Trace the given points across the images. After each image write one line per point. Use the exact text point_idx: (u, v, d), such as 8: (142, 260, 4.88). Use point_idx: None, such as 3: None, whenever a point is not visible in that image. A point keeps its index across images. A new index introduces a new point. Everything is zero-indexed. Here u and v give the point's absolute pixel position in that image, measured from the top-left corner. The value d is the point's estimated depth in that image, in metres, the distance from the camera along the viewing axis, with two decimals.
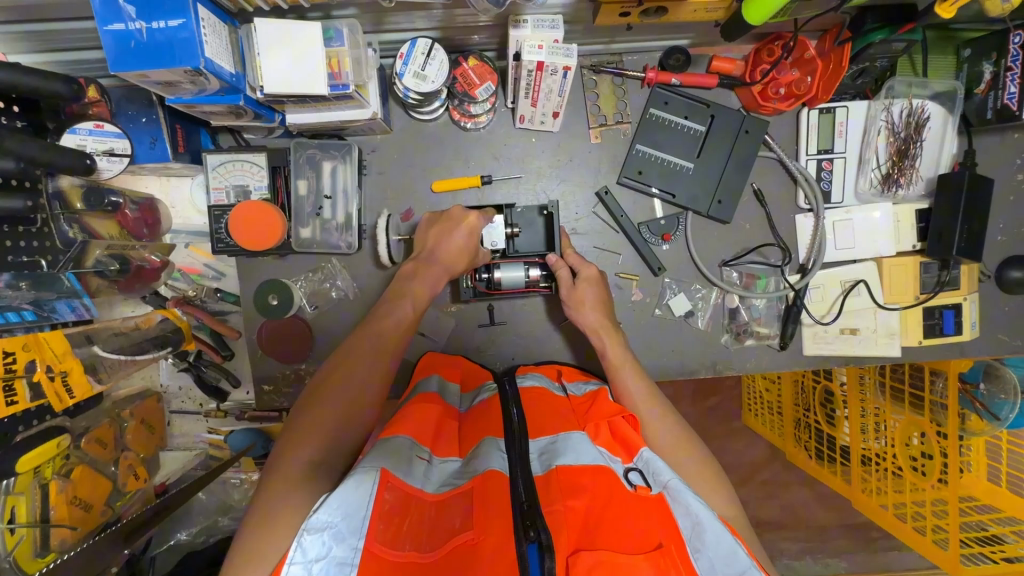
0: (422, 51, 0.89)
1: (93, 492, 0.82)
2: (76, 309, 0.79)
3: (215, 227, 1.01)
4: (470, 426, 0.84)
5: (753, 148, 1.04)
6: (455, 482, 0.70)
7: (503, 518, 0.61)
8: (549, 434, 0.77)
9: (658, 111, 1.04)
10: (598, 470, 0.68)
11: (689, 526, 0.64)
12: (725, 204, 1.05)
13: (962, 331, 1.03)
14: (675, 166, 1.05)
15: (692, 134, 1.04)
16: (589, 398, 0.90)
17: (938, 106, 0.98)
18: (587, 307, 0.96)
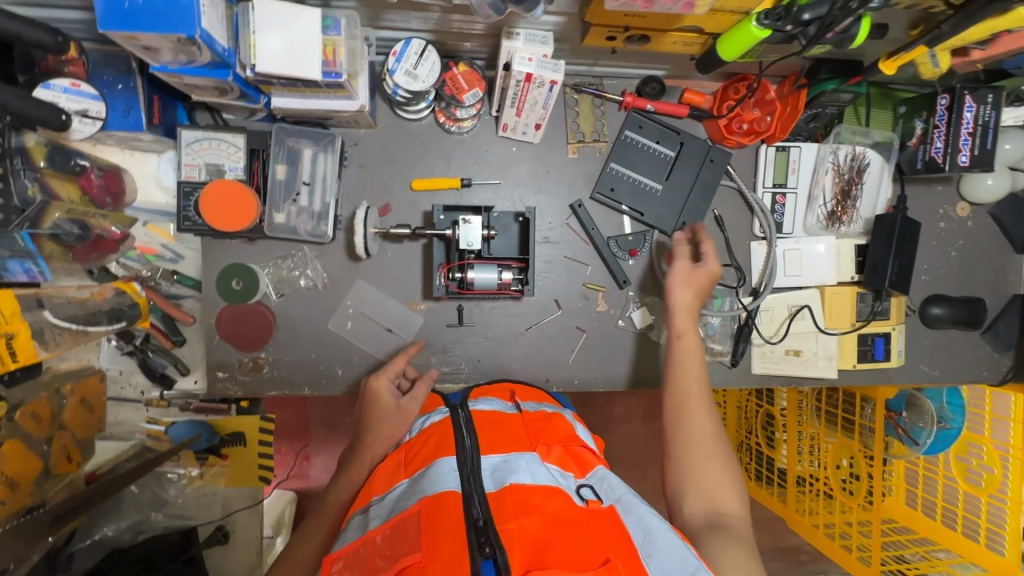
0: (415, 52, 0.92)
1: (20, 468, 0.77)
2: (28, 271, 0.75)
3: (182, 204, 0.98)
4: (420, 446, 0.82)
5: (717, 175, 1.12)
6: (401, 505, 0.70)
7: (455, 541, 0.64)
8: (500, 452, 0.78)
9: (631, 134, 1.11)
10: (549, 491, 0.70)
11: (641, 534, 0.69)
12: (689, 224, 1.12)
13: (890, 358, 1.13)
14: (644, 187, 1.11)
15: (663, 158, 1.11)
16: (542, 417, 0.92)
17: (877, 154, 1.10)
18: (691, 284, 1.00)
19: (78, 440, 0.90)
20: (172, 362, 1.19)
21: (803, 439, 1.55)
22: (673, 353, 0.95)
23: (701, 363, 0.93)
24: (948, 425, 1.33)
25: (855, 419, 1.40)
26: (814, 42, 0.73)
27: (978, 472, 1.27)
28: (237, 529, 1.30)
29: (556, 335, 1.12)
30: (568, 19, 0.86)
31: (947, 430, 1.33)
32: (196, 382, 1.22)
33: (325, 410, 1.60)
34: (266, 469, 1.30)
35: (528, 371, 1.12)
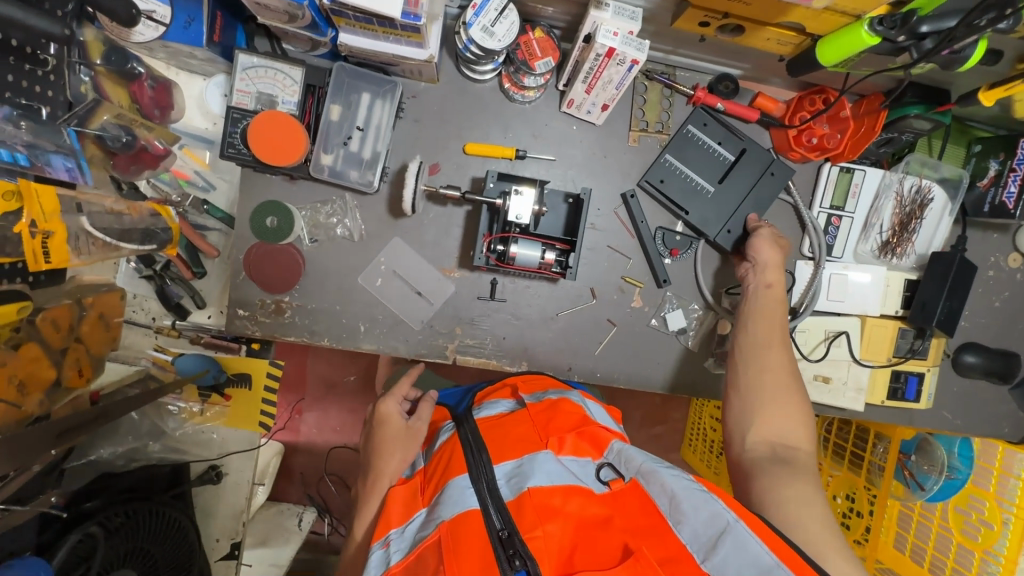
0: (496, 8, 0.87)
1: (32, 372, 0.74)
2: (71, 170, 0.74)
3: (229, 130, 0.94)
4: (433, 468, 0.79)
5: (776, 189, 1.07)
6: (421, 534, 0.68)
7: (483, 564, 0.63)
8: (512, 458, 0.75)
9: (695, 130, 1.06)
10: (569, 490, 0.68)
11: (666, 502, 0.67)
12: (733, 232, 1.07)
13: (920, 400, 1.11)
14: (698, 187, 1.07)
15: (721, 161, 1.07)
16: (547, 407, 0.85)
17: (942, 190, 1.07)
18: (771, 267, 0.98)
19: (91, 355, 0.86)
20: (189, 293, 1.16)
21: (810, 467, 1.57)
22: (754, 298, 0.97)
23: (780, 311, 0.95)
24: (952, 475, 1.30)
25: (865, 455, 1.40)
26: (927, 57, 0.68)
27: (976, 527, 1.26)
28: (231, 470, 1.28)
29: (587, 324, 1.10)
30: None
31: (951, 480, 1.29)
32: (209, 317, 1.21)
33: (325, 367, 1.57)
34: (268, 416, 1.27)
35: (551, 357, 1.10)
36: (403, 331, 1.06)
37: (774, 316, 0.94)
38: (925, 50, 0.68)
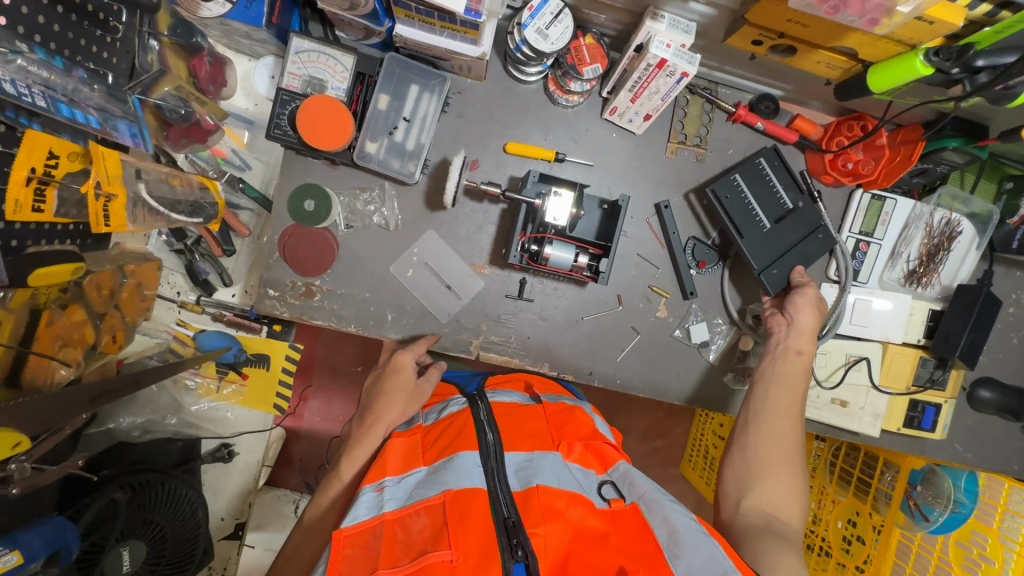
0: (551, 11, 0.89)
1: (75, 334, 0.74)
2: (134, 138, 0.75)
3: (277, 112, 0.95)
4: (439, 435, 0.83)
5: (820, 248, 1.06)
6: (422, 493, 0.71)
7: (483, 540, 0.65)
8: (523, 449, 0.79)
9: (767, 163, 1.06)
10: (574, 496, 0.70)
11: (667, 534, 0.68)
12: (778, 275, 1.05)
13: (936, 430, 1.12)
14: (755, 217, 1.05)
15: (779, 207, 1.05)
16: (562, 410, 0.92)
17: (971, 225, 1.08)
18: (801, 326, 0.98)
19: (126, 322, 0.86)
20: (217, 271, 1.17)
21: (811, 490, 1.56)
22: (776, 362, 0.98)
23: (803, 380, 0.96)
24: (957, 509, 1.33)
25: (872, 481, 1.38)
26: (979, 91, 0.70)
27: (976, 563, 1.28)
28: (243, 450, 1.27)
29: (613, 330, 1.10)
30: (719, 13, 0.83)
31: (956, 513, 1.32)
32: (233, 296, 1.22)
33: (331, 354, 1.58)
34: (283, 399, 1.27)
35: (573, 360, 1.10)
36: (430, 323, 1.06)
37: (798, 389, 0.94)
38: (978, 83, 0.70)
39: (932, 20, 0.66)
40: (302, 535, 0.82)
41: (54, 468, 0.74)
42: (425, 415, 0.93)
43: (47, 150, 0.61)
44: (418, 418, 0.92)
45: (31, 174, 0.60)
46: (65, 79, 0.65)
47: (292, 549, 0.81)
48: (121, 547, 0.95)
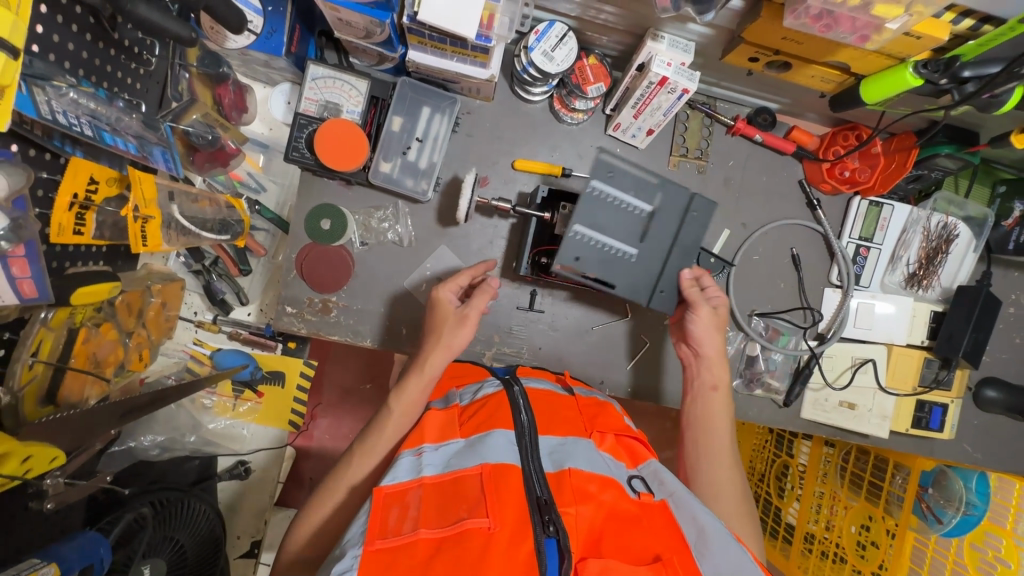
0: (557, 35, 0.93)
1: (108, 352, 0.77)
2: (168, 162, 0.77)
3: (295, 135, 0.99)
4: (474, 411, 0.87)
5: (701, 225, 0.96)
6: (460, 464, 0.76)
7: (517, 514, 0.69)
8: (556, 435, 0.84)
9: (602, 184, 0.94)
10: (605, 482, 0.75)
11: (694, 533, 0.72)
12: (667, 294, 0.98)
13: (944, 430, 1.13)
14: (618, 253, 0.95)
15: (636, 213, 0.95)
16: (594, 404, 0.97)
17: (967, 228, 1.11)
18: (705, 341, 0.98)
19: (151, 341, 0.89)
20: (233, 291, 1.20)
21: (820, 496, 1.54)
22: (697, 405, 1.00)
23: (727, 418, 0.98)
24: (970, 511, 1.32)
25: (883, 484, 1.40)
26: (968, 99, 0.74)
27: (991, 565, 1.28)
28: (258, 467, 1.28)
29: (623, 338, 1.13)
30: (717, 32, 0.87)
31: (968, 516, 1.31)
32: (249, 314, 1.25)
33: (343, 371, 1.60)
34: (297, 415, 1.29)
35: (585, 369, 1.12)
36: None
37: (722, 419, 0.97)
38: (966, 93, 0.74)
39: (919, 35, 0.70)
40: (352, 464, 0.87)
41: (84, 484, 0.75)
42: (459, 395, 0.95)
43: (89, 176, 0.65)
44: (454, 396, 0.94)
45: (73, 199, 0.63)
46: (110, 109, 0.68)
47: (343, 475, 0.86)
48: (144, 564, 0.94)
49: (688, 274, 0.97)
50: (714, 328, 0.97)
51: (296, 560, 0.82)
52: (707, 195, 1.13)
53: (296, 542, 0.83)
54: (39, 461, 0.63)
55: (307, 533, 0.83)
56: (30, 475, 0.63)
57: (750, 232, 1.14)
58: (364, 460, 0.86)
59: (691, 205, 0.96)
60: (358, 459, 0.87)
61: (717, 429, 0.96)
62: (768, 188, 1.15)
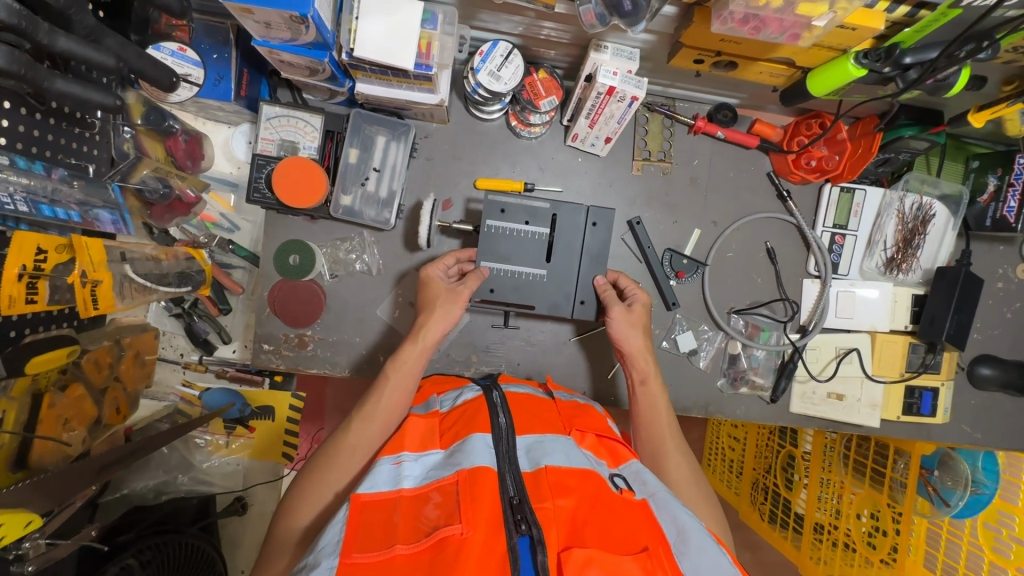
0: (501, 54, 0.92)
1: (78, 410, 0.78)
2: (115, 223, 0.80)
3: (254, 176, 0.99)
4: (454, 419, 0.84)
5: (603, 240, 0.99)
6: (437, 474, 0.73)
7: (494, 519, 0.66)
8: (534, 433, 0.81)
9: (494, 220, 0.98)
10: (585, 474, 0.72)
11: (674, 532, 0.69)
12: (587, 304, 1.00)
13: (937, 414, 1.12)
14: (529, 277, 1.00)
15: (536, 238, 0.99)
16: (574, 406, 0.94)
17: (944, 206, 1.09)
18: (634, 328, 0.97)
19: (127, 393, 0.91)
20: (215, 330, 1.21)
21: (826, 485, 1.48)
22: (639, 402, 0.96)
23: (666, 408, 0.95)
24: (979, 490, 1.31)
25: (886, 471, 1.37)
26: (912, 86, 0.72)
27: (1007, 543, 1.24)
28: (256, 501, 1.30)
29: (601, 347, 1.12)
30: (659, 38, 0.86)
31: (978, 495, 1.30)
32: (234, 351, 1.26)
33: (345, 395, 1.46)
34: (290, 446, 1.30)
35: (565, 381, 1.12)
36: None
37: (657, 418, 0.93)
38: (910, 80, 0.72)
39: (853, 27, 0.68)
40: (352, 438, 0.85)
41: (68, 541, 0.75)
42: (439, 400, 0.92)
43: (36, 247, 0.65)
44: (434, 401, 0.92)
45: (22, 271, 0.64)
46: (44, 181, 0.67)
47: (346, 444, 0.85)
48: None
49: (600, 280, 0.99)
50: (630, 326, 0.97)
51: (305, 531, 0.80)
52: (674, 196, 1.12)
53: (303, 513, 0.81)
54: (12, 527, 0.64)
55: (316, 502, 0.81)
56: (5, 541, 0.64)
57: (721, 229, 1.13)
58: (367, 428, 0.85)
59: (589, 217, 0.99)
60: (360, 426, 0.86)
61: (659, 422, 0.93)
62: (736, 183, 1.13)
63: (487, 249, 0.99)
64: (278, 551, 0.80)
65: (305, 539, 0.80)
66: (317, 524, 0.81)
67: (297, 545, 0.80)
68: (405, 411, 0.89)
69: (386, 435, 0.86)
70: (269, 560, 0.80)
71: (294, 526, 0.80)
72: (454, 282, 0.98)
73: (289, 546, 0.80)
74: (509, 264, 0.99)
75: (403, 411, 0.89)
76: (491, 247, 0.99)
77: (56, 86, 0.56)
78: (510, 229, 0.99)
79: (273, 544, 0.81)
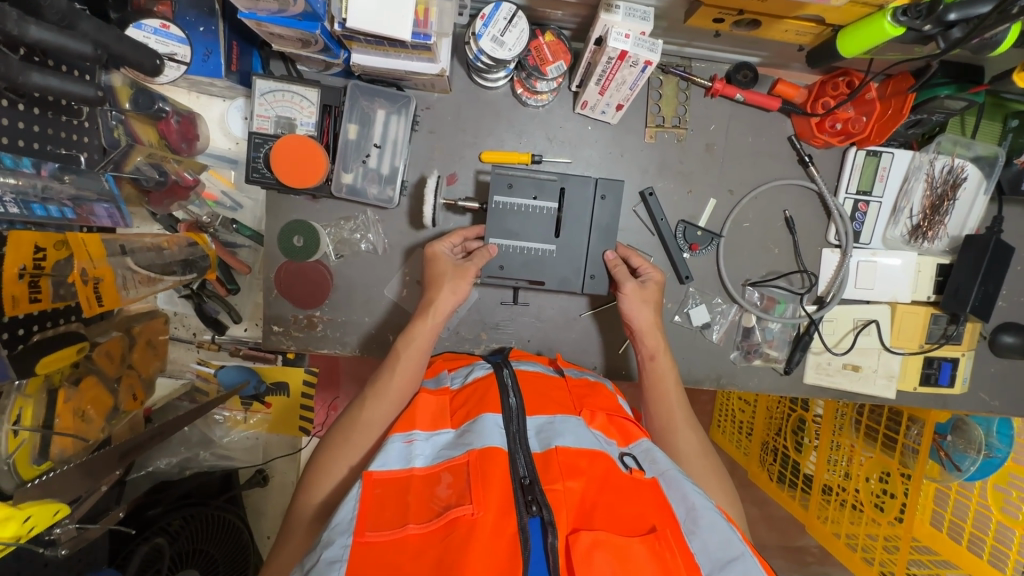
0: (505, 17, 0.86)
1: (93, 403, 0.79)
2: (112, 214, 0.76)
3: (252, 155, 0.96)
4: (465, 397, 0.84)
5: (612, 214, 0.95)
6: (448, 454, 0.73)
7: (504, 499, 0.66)
8: (545, 413, 0.80)
9: (502, 196, 0.94)
10: (595, 455, 0.72)
11: (684, 511, 0.68)
12: (597, 278, 0.97)
13: (955, 385, 1.10)
14: (536, 254, 0.96)
15: (544, 213, 0.95)
16: (585, 384, 0.93)
17: (976, 169, 1.02)
18: (645, 307, 0.93)
19: (142, 379, 0.92)
20: (225, 309, 1.17)
21: (836, 448, 1.48)
22: (646, 379, 0.94)
23: (676, 388, 0.93)
24: (991, 454, 1.28)
25: (898, 437, 1.37)
26: (955, 46, 0.66)
27: (1017, 505, 1.25)
28: (276, 473, 1.36)
29: (615, 321, 1.10)
30: None
31: (990, 458, 1.27)
32: (246, 330, 1.25)
33: (361, 363, 1.44)
34: (307, 420, 1.33)
35: (576, 356, 1.11)
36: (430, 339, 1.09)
37: (669, 395, 0.91)
38: (953, 39, 0.66)
39: None
40: (365, 414, 0.85)
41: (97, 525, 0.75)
42: (450, 377, 0.93)
43: (33, 245, 0.62)
44: (444, 378, 0.92)
45: (22, 269, 0.61)
46: (33, 178, 0.64)
47: (360, 421, 0.85)
48: None
49: (611, 255, 0.95)
50: (643, 301, 0.93)
51: (319, 508, 0.81)
52: (688, 164, 1.07)
53: (318, 490, 0.81)
54: (41, 517, 0.65)
55: (331, 479, 0.82)
56: (35, 531, 0.65)
57: (738, 198, 1.08)
58: (379, 404, 0.85)
59: (597, 190, 0.95)
60: (373, 402, 0.86)
61: (667, 399, 0.91)
62: (754, 149, 1.08)
63: (494, 225, 0.95)
64: (295, 526, 0.80)
65: (321, 515, 0.80)
66: (330, 501, 0.81)
67: (314, 520, 0.80)
68: (417, 387, 0.89)
69: (397, 412, 0.86)
70: (286, 536, 0.81)
71: (310, 502, 0.81)
72: (457, 259, 0.95)
73: (303, 523, 0.80)
74: (516, 240, 0.95)
75: (414, 386, 0.89)
76: (498, 223, 0.95)
77: (32, 79, 0.54)
78: (517, 205, 0.95)
79: (290, 521, 0.82)
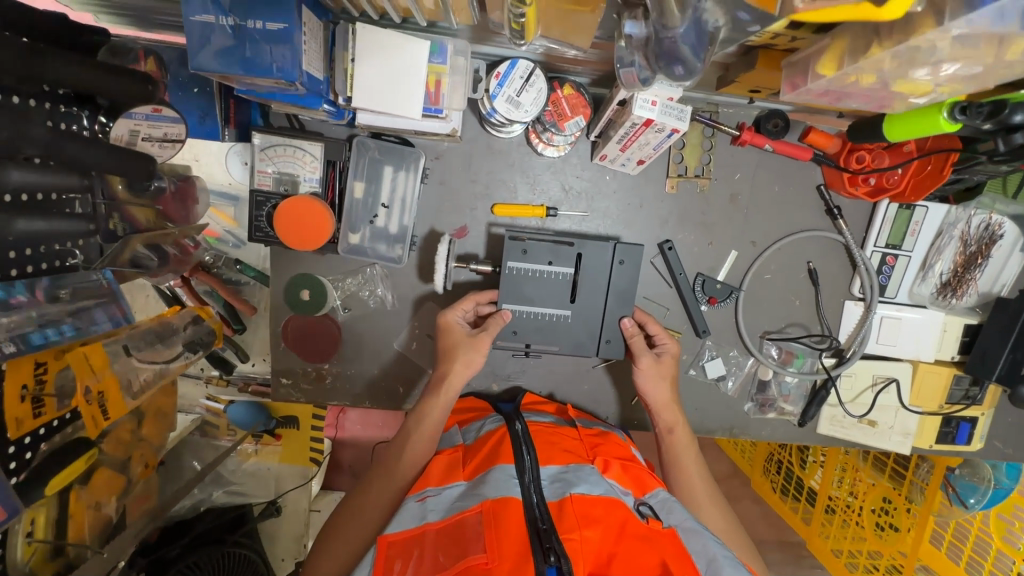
0: (521, 75, 0.80)
1: (105, 491, 0.80)
2: (114, 319, 0.73)
3: (254, 215, 0.91)
4: (477, 450, 0.83)
5: (630, 278, 0.91)
6: (461, 505, 0.72)
7: (520, 550, 0.65)
8: (557, 463, 0.80)
9: (516, 262, 0.91)
10: (610, 504, 0.71)
11: (705, 561, 0.67)
12: (614, 343, 0.94)
13: (971, 443, 1.09)
14: (551, 319, 0.93)
15: (560, 279, 0.92)
16: (597, 433, 0.92)
17: (1014, 225, 0.98)
18: (661, 382, 0.92)
19: (153, 452, 0.92)
20: (233, 349, 1.16)
21: (841, 471, 1.48)
22: (663, 450, 0.93)
23: (695, 459, 0.92)
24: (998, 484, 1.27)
25: (907, 473, 1.38)
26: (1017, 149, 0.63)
27: (1018, 535, 1.23)
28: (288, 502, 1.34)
29: (628, 374, 1.08)
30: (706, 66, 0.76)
31: (996, 489, 1.27)
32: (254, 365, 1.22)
33: None
34: (317, 451, 1.36)
35: (588, 407, 1.09)
36: None
37: (690, 471, 0.90)
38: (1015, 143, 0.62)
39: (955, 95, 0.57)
40: (380, 477, 0.85)
41: None
42: (462, 432, 0.92)
43: (33, 363, 0.63)
44: (456, 435, 0.91)
45: (24, 389, 0.62)
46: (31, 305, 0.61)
47: (374, 485, 0.84)
48: None
49: (629, 323, 0.92)
50: (660, 378, 0.93)
51: None
52: (710, 215, 1.02)
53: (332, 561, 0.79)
54: None
55: (344, 548, 0.80)
56: None
57: (761, 250, 1.04)
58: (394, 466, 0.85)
59: (616, 255, 0.91)
60: (388, 464, 0.85)
61: (688, 475, 0.90)
62: (780, 199, 1.02)
63: (507, 291, 0.92)
64: None
65: None
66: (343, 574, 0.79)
67: None
68: (431, 446, 0.87)
69: (412, 474, 0.85)
70: None
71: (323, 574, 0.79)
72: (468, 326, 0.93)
73: None
74: (530, 305, 0.92)
75: (429, 446, 0.87)
76: (512, 288, 0.91)
77: None
78: (533, 270, 0.91)
79: None
